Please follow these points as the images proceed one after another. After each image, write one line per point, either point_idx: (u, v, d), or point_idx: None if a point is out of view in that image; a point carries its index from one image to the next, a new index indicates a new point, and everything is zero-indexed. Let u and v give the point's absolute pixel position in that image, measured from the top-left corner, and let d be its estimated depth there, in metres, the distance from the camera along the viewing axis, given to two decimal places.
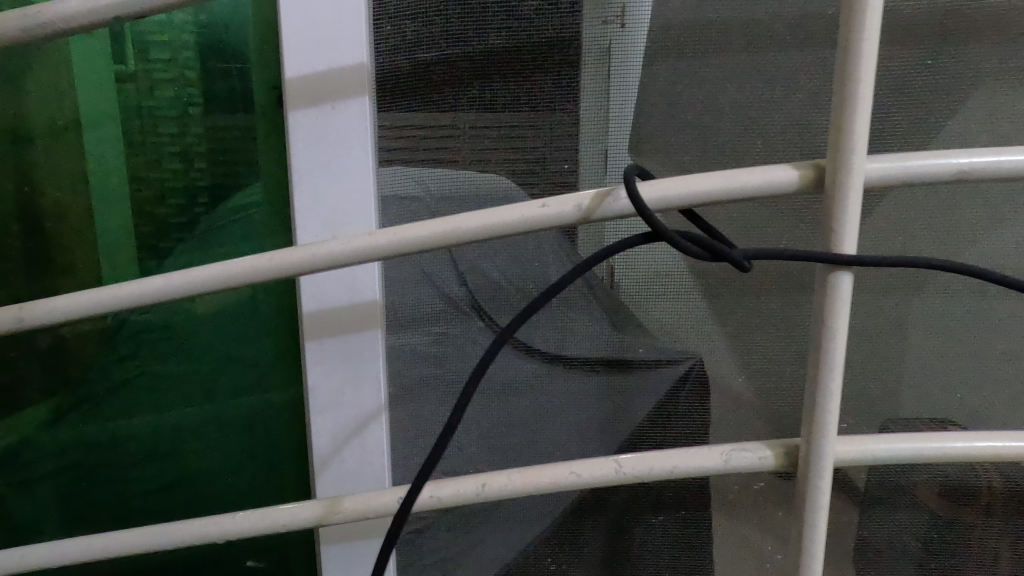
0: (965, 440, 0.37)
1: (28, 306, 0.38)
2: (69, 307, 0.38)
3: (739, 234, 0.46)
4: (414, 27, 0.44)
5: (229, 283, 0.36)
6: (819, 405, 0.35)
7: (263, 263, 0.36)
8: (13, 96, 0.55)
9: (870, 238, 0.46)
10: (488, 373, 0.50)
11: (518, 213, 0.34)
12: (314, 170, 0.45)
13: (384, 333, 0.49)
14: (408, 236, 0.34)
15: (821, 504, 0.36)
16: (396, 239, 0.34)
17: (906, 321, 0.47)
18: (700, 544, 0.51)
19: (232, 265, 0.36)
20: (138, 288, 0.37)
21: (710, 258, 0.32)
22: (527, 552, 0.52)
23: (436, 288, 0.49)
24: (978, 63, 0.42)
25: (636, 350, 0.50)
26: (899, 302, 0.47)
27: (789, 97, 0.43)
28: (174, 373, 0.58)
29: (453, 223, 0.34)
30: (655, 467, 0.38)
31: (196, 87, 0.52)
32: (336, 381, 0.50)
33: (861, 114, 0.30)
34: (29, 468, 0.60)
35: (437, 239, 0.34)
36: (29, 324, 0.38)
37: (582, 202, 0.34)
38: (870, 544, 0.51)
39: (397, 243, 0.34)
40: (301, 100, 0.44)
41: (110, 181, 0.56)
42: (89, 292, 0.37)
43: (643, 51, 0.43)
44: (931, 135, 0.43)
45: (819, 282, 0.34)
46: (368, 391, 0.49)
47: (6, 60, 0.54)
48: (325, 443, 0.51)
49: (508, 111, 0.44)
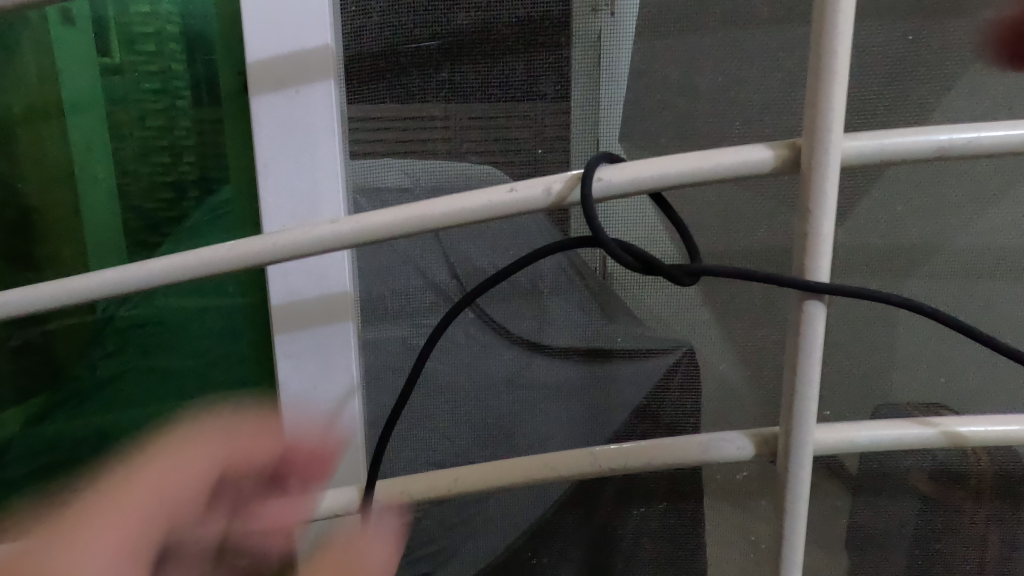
0: (946, 425, 0.37)
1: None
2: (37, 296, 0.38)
3: (724, 218, 0.46)
4: (380, 8, 0.43)
5: (193, 272, 0.36)
6: (799, 395, 0.34)
7: (223, 253, 0.35)
8: None
9: (855, 221, 0.45)
10: (469, 363, 0.50)
11: (485, 198, 0.33)
12: (280, 157, 0.44)
13: (358, 325, 0.48)
14: (371, 222, 0.33)
15: (800, 491, 0.36)
16: (358, 226, 0.33)
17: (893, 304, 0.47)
18: (688, 535, 0.51)
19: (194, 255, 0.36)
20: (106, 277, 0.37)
21: (644, 271, 0.34)
22: (512, 545, 0.52)
23: (420, 278, 0.48)
24: (958, 40, 0.41)
25: (615, 339, 0.49)
26: (886, 285, 0.46)
27: (769, 77, 0.42)
28: (159, 369, 0.57)
29: (418, 210, 0.33)
30: (629, 459, 0.38)
31: (182, 79, 0.51)
32: (307, 374, 0.49)
33: (836, 90, 0.30)
34: (10, 466, 0.59)
35: (400, 227, 0.33)
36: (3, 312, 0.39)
37: (551, 186, 0.33)
38: (860, 530, 0.51)
39: (359, 230, 0.33)
40: (264, 85, 0.43)
41: (97, 175, 0.55)
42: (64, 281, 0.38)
43: (633, 34, 0.42)
44: (916, 114, 0.42)
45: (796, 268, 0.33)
46: (342, 384, 0.49)
47: None
48: (298, 436, 0.50)
49: (480, 96, 0.43)
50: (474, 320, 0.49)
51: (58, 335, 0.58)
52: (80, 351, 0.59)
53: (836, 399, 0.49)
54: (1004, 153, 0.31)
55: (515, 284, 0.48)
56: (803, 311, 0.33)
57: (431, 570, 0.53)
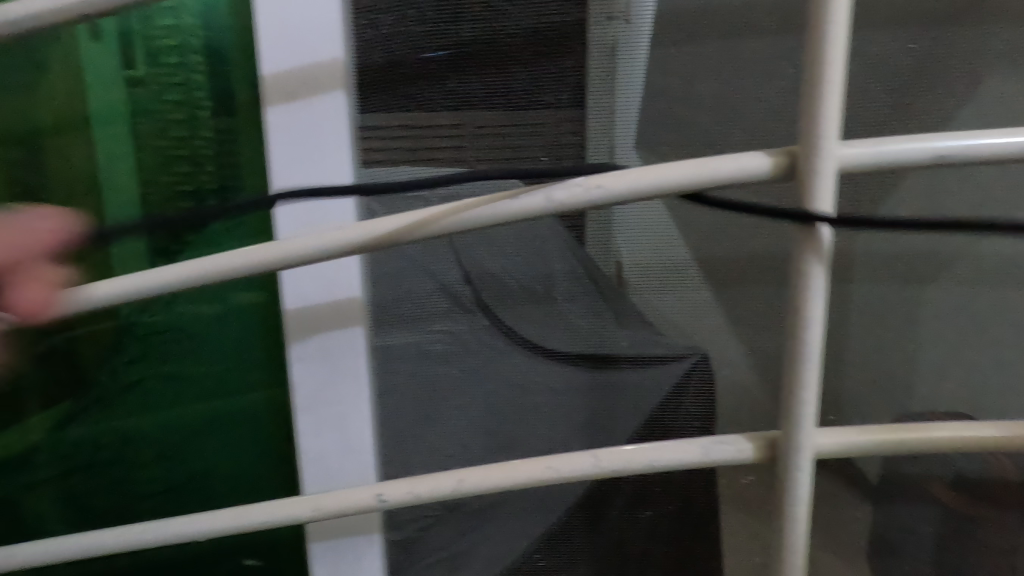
0: (989, 429, 0.36)
1: None
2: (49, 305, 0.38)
3: (720, 265, 0.47)
4: (389, 21, 0.44)
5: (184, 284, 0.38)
6: (795, 375, 0.35)
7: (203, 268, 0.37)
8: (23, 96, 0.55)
9: (847, 204, 0.44)
10: (495, 374, 0.50)
11: (403, 223, 0.34)
12: (291, 165, 0.45)
13: (363, 259, 0.48)
14: (288, 248, 0.35)
15: (800, 495, 0.36)
16: (279, 251, 0.35)
17: (920, 317, 0.47)
18: (705, 541, 0.51)
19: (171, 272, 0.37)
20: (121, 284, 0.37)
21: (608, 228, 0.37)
22: (530, 546, 0.52)
23: (512, 271, 0.48)
24: (974, 50, 0.41)
25: (621, 349, 0.49)
26: (911, 300, 0.46)
27: (769, 84, 0.43)
28: (175, 376, 0.56)
29: (199, 267, 0.37)
30: (632, 460, 0.38)
31: (203, 90, 0.53)
32: (322, 304, 0.48)
33: (827, 139, 0.31)
34: (35, 471, 0.59)
35: (265, 263, 0.36)
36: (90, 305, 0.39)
37: (551, 195, 0.33)
38: (883, 534, 0.50)
39: (279, 255, 0.35)
40: (278, 98, 0.44)
41: (117, 183, 0.55)
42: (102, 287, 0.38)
43: (647, 45, 0.43)
44: (929, 124, 0.42)
45: (796, 259, 0.33)
46: (357, 471, 0.52)
47: (22, 57, 0.55)
48: (317, 482, 0.52)
49: (485, 105, 0.44)
50: (487, 326, 0.49)
51: (74, 342, 0.57)
52: (103, 355, 0.57)
53: (848, 404, 0.49)
54: (1006, 159, 0.31)
55: (533, 295, 0.49)
56: (798, 306, 0.34)
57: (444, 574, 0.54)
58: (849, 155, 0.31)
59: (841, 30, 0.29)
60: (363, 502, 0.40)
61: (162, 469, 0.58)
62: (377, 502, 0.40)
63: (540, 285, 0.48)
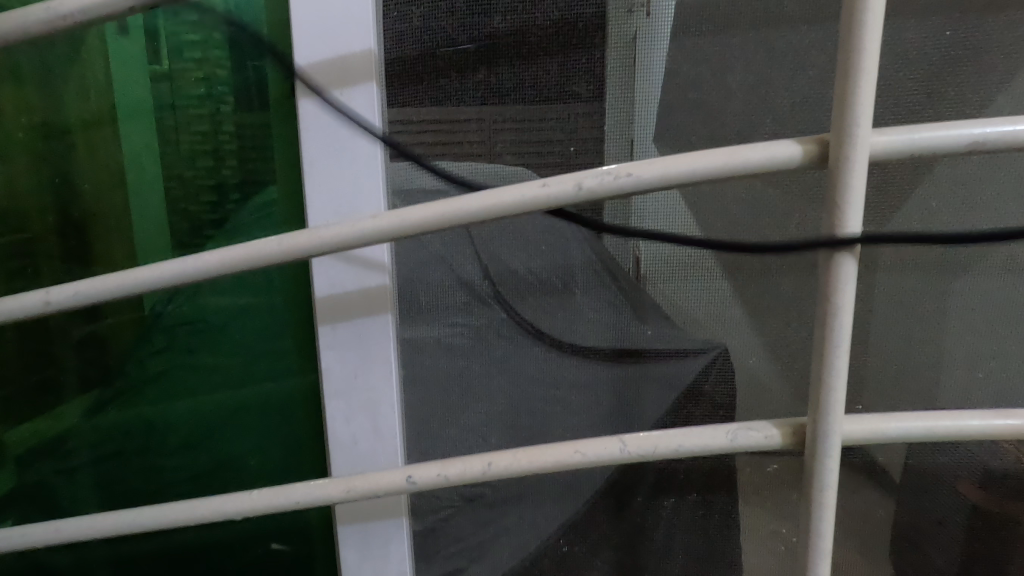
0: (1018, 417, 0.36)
1: (20, 297, 0.39)
2: (90, 293, 0.38)
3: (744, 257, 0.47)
4: (421, 13, 0.45)
5: (210, 275, 0.38)
6: (824, 363, 0.34)
7: (234, 254, 0.37)
8: (56, 89, 0.57)
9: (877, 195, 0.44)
10: (519, 364, 0.51)
11: (434, 211, 0.34)
12: (323, 155, 0.46)
13: (393, 250, 0.49)
14: (321, 236, 0.36)
15: (828, 482, 0.36)
16: (313, 240, 0.36)
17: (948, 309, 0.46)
18: (725, 532, 0.51)
19: (205, 259, 0.37)
20: (154, 273, 0.38)
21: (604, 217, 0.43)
22: (554, 534, 0.53)
23: (532, 263, 0.49)
24: (1009, 38, 0.41)
25: (647, 342, 0.50)
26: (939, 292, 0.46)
27: (799, 74, 0.42)
28: (208, 365, 0.58)
29: (226, 255, 0.37)
30: (660, 445, 0.38)
31: (226, 84, 0.53)
32: (350, 289, 0.49)
33: (861, 124, 0.30)
34: (72, 456, 0.60)
35: (294, 250, 0.36)
36: (120, 291, 0.38)
37: (582, 182, 0.33)
38: (909, 527, 0.50)
39: (313, 244, 0.36)
40: (310, 89, 0.44)
41: (144, 175, 0.57)
42: (134, 272, 0.38)
43: (669, 37, 0.43)
44: (961, 113, 0.42)
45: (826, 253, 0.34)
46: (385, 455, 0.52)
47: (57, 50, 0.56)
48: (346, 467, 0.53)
49: (515, 96, 0.45)
50: (504, 318, 0.50)
51: (103, 331, 0.60)
52: (130, 345, 0.60)
53: (874, 396, 0.48)
54: None
55: (550, 287, 0.49)
56: (832, 298, 0.34)
57: (468, 562, 0.54)
58: (881, 142, 0.31)
59: (877, 18, 0.29)
60: (394, 484, 0.40)
61: (190, 455, 0.60)
62: (408, 484, 0.40)
63: (556, 277, 0.49)
